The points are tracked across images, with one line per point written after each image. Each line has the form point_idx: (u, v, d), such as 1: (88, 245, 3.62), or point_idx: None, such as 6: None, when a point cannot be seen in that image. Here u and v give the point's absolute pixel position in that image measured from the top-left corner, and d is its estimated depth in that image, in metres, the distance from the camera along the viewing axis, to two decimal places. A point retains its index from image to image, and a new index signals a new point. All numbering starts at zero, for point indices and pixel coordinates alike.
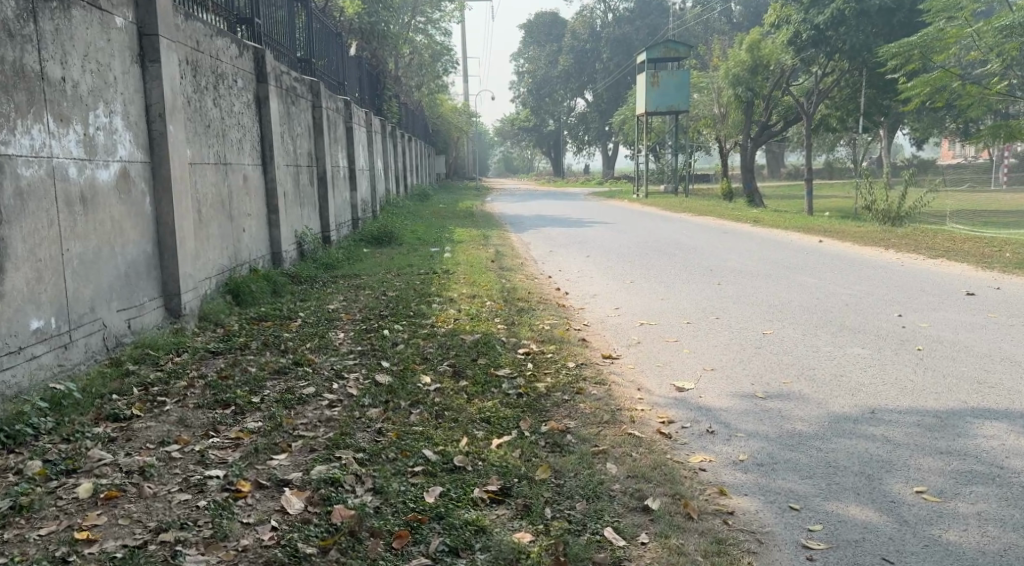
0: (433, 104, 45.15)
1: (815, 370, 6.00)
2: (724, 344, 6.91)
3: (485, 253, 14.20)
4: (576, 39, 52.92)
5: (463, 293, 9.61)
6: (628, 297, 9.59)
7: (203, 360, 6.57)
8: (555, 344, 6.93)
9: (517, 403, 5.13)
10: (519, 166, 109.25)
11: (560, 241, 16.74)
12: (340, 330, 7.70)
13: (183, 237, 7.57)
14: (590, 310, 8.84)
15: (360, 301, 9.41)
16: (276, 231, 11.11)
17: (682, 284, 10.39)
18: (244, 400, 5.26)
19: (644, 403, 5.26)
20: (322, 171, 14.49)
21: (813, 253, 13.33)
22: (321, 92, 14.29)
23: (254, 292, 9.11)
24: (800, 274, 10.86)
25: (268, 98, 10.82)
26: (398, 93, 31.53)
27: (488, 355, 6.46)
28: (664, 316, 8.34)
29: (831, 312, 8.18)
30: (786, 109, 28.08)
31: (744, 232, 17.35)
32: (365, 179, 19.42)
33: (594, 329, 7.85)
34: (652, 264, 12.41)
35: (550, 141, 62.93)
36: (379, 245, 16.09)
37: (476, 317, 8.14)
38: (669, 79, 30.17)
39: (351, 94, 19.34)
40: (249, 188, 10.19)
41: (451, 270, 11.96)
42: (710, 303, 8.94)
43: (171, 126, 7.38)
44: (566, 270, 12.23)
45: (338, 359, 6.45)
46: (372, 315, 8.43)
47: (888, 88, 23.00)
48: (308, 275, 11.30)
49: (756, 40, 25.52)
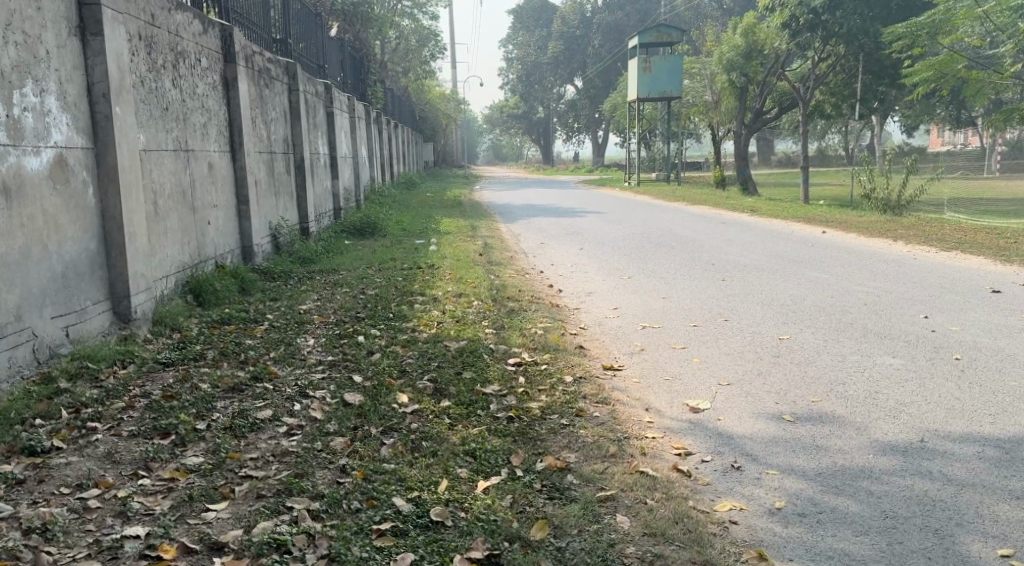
0: (420, 91, 44.21)
1: (845, 384, 5.26)
2: (738, 353, 6.18)
3: (472, 245, 13.43)
4: (566, 25, 51.96)
5: (448, 292, 8.85)
6: (627, 296, 8.85)
7: (151, 375, 5.82)
8: (549, 354, 6.19)
9: (508, 430, 4.40)
10: (507, 154, 108.21)
11: (552, 233, 15.96)
12: (311, 336, 6.94)
13: (134, 233, 6.79)
14: (586, 311, 8.10)
15: (335, 300, 8.66)
16: (246, 224, 10.32)
17: (683, 280, 9.67)
18: (188, 427, 4.51)
19: (653, 429, 4.53)
20: (300, 158, 13.70)
21: (820, 245, 12.58)
22: (299, 75, 13.50)
23: (219, 291, 8.36)
24: (809, 270, 10.12)
25: (237, 80, 10.01)
26: (383, 78, 30.62)
27: (475, 368, 5.72)
28: (667, 318, 7.61)
29: (852, 313, 7.43)
30: (781, 95, 27.36)
31: (743, 222, 16.57)
32: (348, 167, 18.61)
33: (591, 333, 7.10)
34: (651, 258, 11.67)
35: (539, 129, 61.94)
36: (360, 237, 15.29)
37: (462, 320, 7.41)
38: (661, 64, 29.39)
39: (333, 78, 18.49)
40: (216, 176, 9.40)
41: (436, 264, 11.22)
42: (716, 303, 8.20)
43: (118, 109, 6.59)
44: (559, 264, 11.45)
45: (305, 372, 5.71)
46: (347, 317, 7.68)
47: (888, 74, 22.32)
48: (281, 270, 10.53)
49: (751, 24, 24.77)
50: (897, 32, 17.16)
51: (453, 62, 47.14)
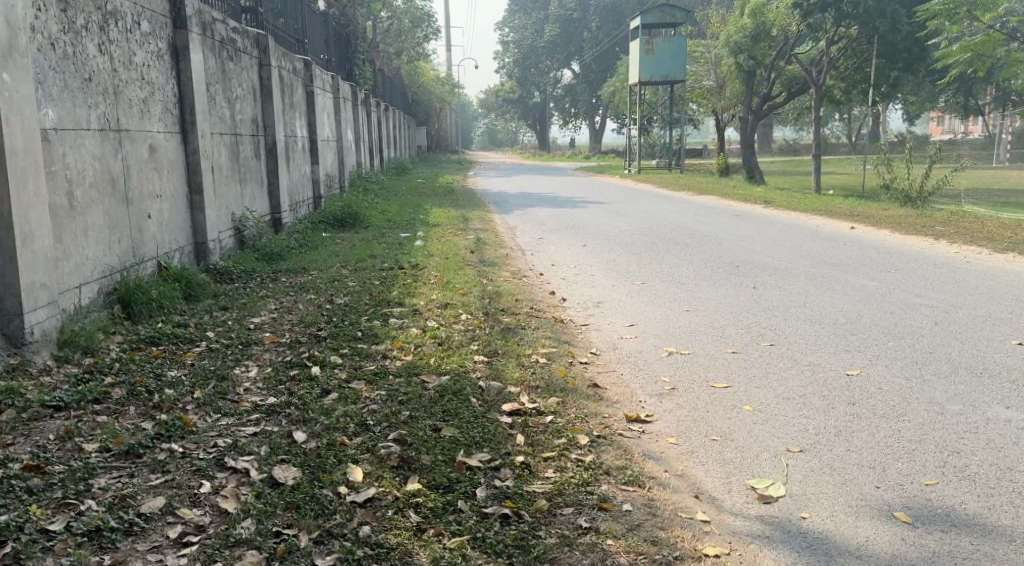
0: (412, 73, 42.66)
1: (959, 454, 3.96)
2: (798, 399, 4.81)
3: (463, 240, 12.03)
4: (563, 7, 50.23)
5: (431, 303, 7.46)
6: (643, 308, 7.43)
7: (32, 426, 4.33)
8: (556, 396, 4.82)
9: (501, 540, 3.20)
10: (503, 141, 106.54)
11: (552, 226, 14.53)
12: (256, 365, 5.52)
13: (32, 232, 5.33)
14: (597, 329, 6.69)
15: (296, 310, 7.27)
16: (199, 217, 8.87)
17: (706, 286, 8.31)
18: (34, 529, 3.20)
19: (712, 538, 3.32)
20: (271, 141, 12.24)
21: (854, 243, 11.17)
22: (270, 48, 12.02)
23: (154, 301, 6.91)
24: (852, 276, 8.78)
25: (188, 48, 8.56)
26: (373, 59, 29.11)
27: (459, 421, 4.31)
28: (698, 339, 6.22)
29: (925, 339, 6.08)
30: (790, 80, 25.92)
31: (758, 216, 15.16)
32: (330, 151, 17.16)
33: (607, 362, 5.71)
34: (664, 257, 10.31)
35: (535, 114, 60.25)
36: (340, 229, 13.91)
37: (446, 342, 6.06)
38: (664, 46, 27.84)
39: (313, 53, 16.94)
40: (159, 162, 7.95)
41: (421, 263, 9.88)
42: (754, 320, 6.83)
43: (10, 75, 5.17)
44: (559, 265, 10.09)
45: (234, 425, 4.30)
46: (305, 336, 6.24)
47: (903, 58, 21.06)
48: (240, 270, 9.13)
49: (759, 3, 23.08)
50: (928, 10, 15.77)
51: (448, 45, 45.39)
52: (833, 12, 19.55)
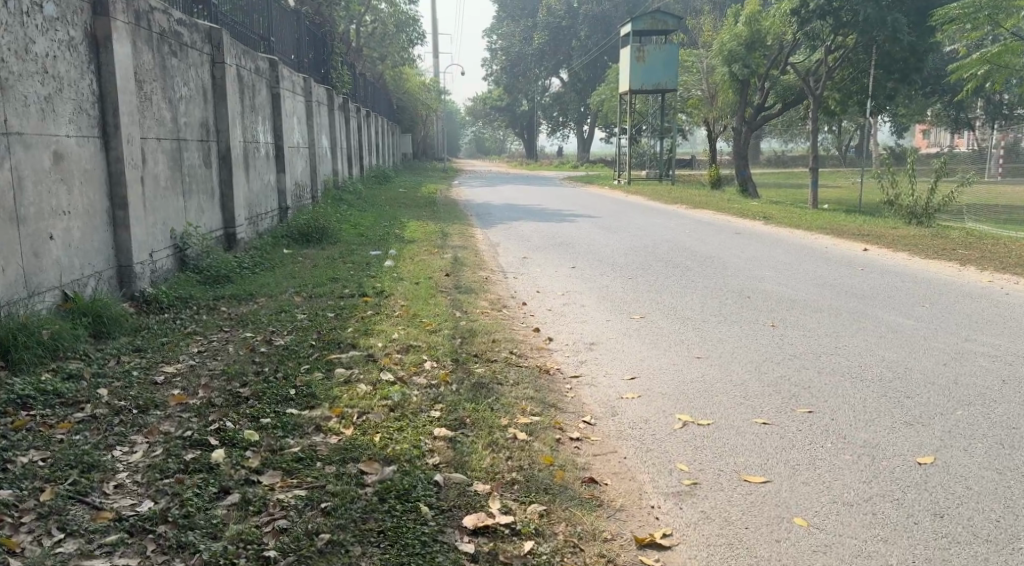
0: (397, 79, 41.45)
1: None
2: (864, 507, 3.57)
3: (438, 260, 10.74)
4: (552, 14, 49.08)
5: (389, 346, 6.16)
6: (646, 353, 6.08)
7: None
8: (538, 501, 3.61)
9: None
10: (491, 148, 105.33)
11: (535, 244, 13.20)
12: (145, 443, 4.29)
13: None
14: (591, 384, 5.36)
15: (219, 356, 6.02)
16: (124, 236, 7.56)
17: (713, 321, 7.02)
18: None
19: None
20: (225, 147, 10.89)
21: (873, 267, 9.81)
22: (224, 43, 10.69)
23: (32, 347, 5.70)
24: (883, 306, 7.43)
25: (111, 40, 7.28)
26: (354, 63, 27.83)
27: (396, 554, 3.24)
28: (717, 398, 4.86)
29: (1002, 403, 4.74)
30: (786, 89, 23.99)
31: (761, 234, 13.86)
32: (301, 158, 15.83)
33: (606, 437, 4.33)
34: (664, 284, 9.03)
35: (523, 123, 58.97)
36: (304, 244, 12.62)
37: (400, 404, 4.76)
38: (655, 53, 26.53)
39: (279, 52, 15.59)
40: (65, 171, 6.74)
41: (385, 289, 8.62)
42: (773, 366, 5.49)
43: None
44: (546, 292, 8.82)
45: (76, 557, 3.23)
46: (221, 396, 4.97)
47: (899, 69, 19.77)
48: (172, 298, 7.83)
49: (755, 11, 21.93)
50: (944, 15, 14.42)
51: (434, 52, 44.09)
52: (831, 20, 18.38)
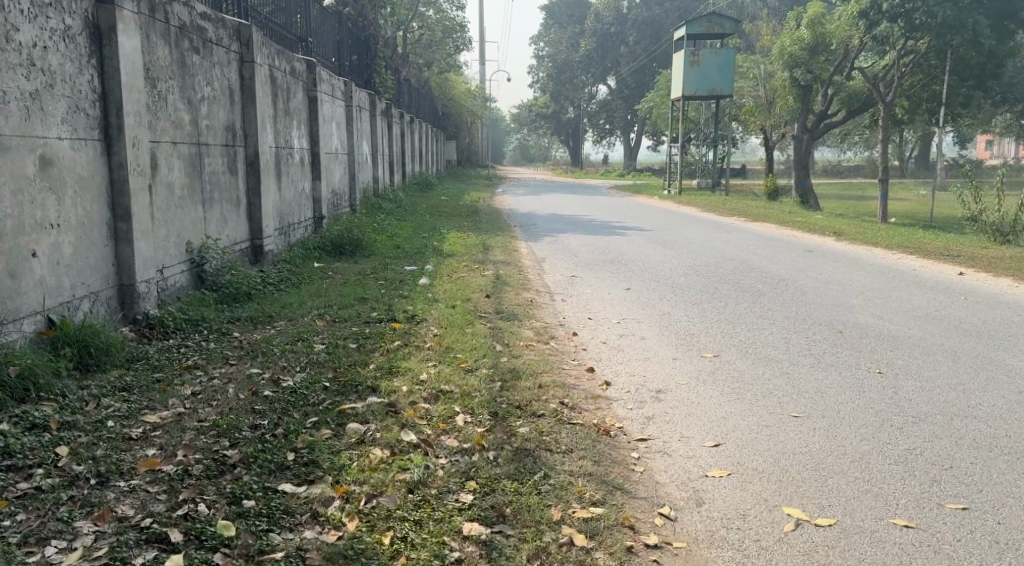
0: (441, 85, 40.58)
1: None
2: None
3: (478, 279, 9.72)
4: (599, 21, 48.11)
5: (417, 390, 5.15)
6: (728, 408, 4.96)
7: None
8: None
9: None
10: (538, 155, 104.29)
11: (584, 259, 12.13)
12: (92, 537, 3.36)
13: None
14: (664, 450, 4.31)
15: (213, 403, 5.01)
16: (125, 251, 6.57)
17: (804, 364, 5.88)
18: None
19: None
20: (252, 154, 9.92)
21: (977, 296, 8.56)
22: (255, 41, 9.76)
23: None
24: (1005, 348, 6.22)
25: (117, 31, 6.33)
26: (398, 67, 26.96)
27: None
28: (831, 482, 3.80)
29: None
30: (851, 96, 22.59)
31: (835, 253, 12.58)
32: (338, 164, 14.88)
33: (695, 544, 3.42)
34: (737, 312, 7.91)
35: (569, 130, 57.81)
36: (338, 256, 11.73)
37: (426, 478, 3.75)
38: (710, 57, 25.17)
39: (317, 51, 14.67)
40: (55, 178, 5.84)
41: (417, 312, 7.62)
42: (891, 433, 4.35)
43: None
44: (601, 320, 7.77)
45: None
46: (203, 460, 3.98)
47: (976, 75, 18.23)
48: (178, 322, 6.84)
49: (819, 13, 20.53)
50: None
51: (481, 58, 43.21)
52: (904, 23, 16.97)
